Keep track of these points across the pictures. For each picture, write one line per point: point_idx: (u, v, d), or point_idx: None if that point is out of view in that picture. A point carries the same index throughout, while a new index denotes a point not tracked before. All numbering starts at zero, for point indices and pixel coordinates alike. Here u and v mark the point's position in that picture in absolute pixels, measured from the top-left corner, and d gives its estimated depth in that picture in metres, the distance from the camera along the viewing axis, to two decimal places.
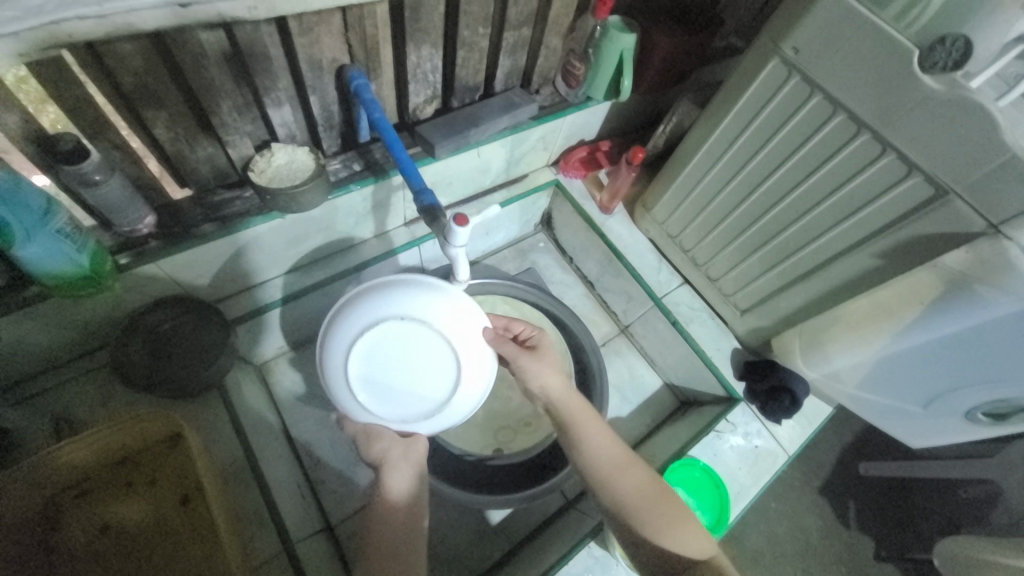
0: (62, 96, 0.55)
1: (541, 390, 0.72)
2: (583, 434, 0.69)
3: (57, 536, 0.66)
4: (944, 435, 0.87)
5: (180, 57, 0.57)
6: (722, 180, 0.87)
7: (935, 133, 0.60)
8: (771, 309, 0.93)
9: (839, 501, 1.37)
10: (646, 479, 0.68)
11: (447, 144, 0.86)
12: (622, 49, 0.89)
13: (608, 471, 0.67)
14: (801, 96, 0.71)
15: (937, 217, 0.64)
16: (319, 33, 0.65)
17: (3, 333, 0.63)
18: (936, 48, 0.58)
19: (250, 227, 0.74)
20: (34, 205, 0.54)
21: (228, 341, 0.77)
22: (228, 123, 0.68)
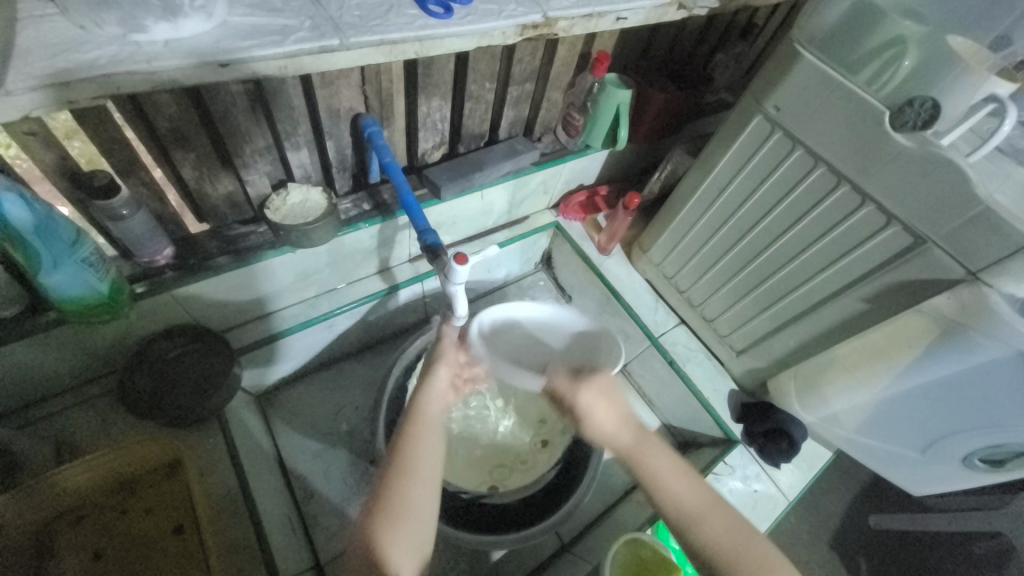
0: (100, 138, 0.60)
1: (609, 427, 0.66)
2: (660, 470, 0.62)
3: (48, 565, 0.65)
4: (945, 483, 0.86)
5: (212, 106, 0.63)
6: (715, 225, 0.91)
7: (911, 186, 0.64)
8: (766, 350, 0.94)
9: (845, 551, 1.32)
10: (733, 527, 0.57)
11: (452, 186, 0.91)
12: (618, 104, 0.95)
13: (696, 510, 0.59)
14: (784, 150, 0.76)
15: (918, 264, 0.67)
16: (338, 86, 0.71)
17: (17, 356, 0.65)
18: (906, 109, 0.63)
19: (263, 260, 0.78)
20: (65, 235, 0.58)
21: (232, 370, 0.79)
22: (249, 163, 0.73)
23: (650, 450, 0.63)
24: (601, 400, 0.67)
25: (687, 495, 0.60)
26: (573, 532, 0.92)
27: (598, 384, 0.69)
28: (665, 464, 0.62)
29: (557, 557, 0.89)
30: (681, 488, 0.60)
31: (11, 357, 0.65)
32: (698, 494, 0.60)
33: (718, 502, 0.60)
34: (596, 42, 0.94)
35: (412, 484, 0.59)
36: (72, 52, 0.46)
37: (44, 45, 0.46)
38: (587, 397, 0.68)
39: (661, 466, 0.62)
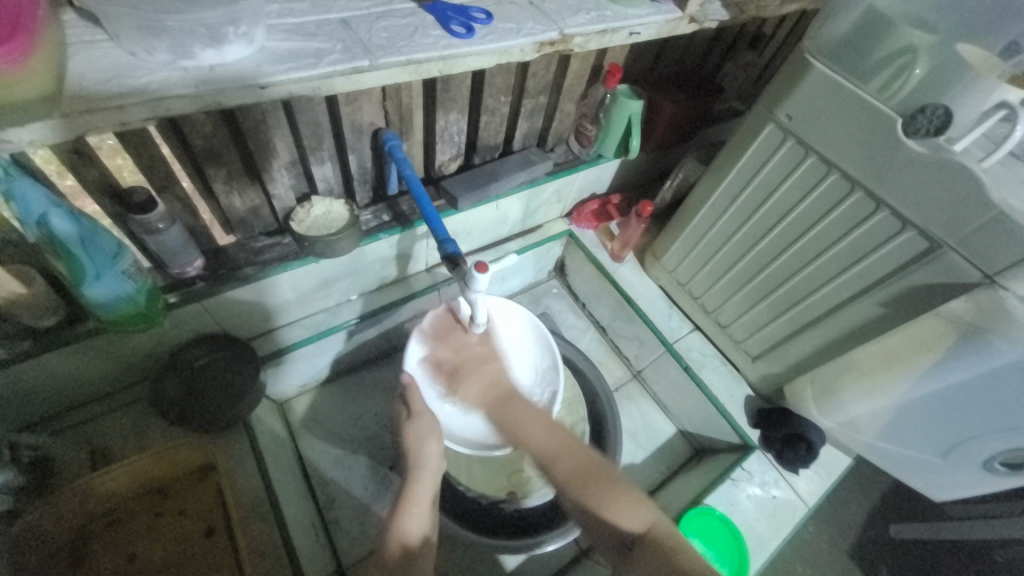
0: (140, 155, 0.63)
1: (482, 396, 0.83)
2: (521, 421, 0.78)
3: (85, 565, 0.68)
4: (968, 488, 0.86)
5: (244, 124, 0.66)
6: (728, 232, 0.92)
7: (925, 191, 0.65)
8: (782, 355, 0.94)
9: (864, 557, 1.30)
10: (585, 458, 0.73)
11: (469, 197, 0.93)
12: (631, 113, 0.97)
13: (550, 452, 0.74)
14: (797, 157, 0.77)
15: (934, 268, 0.68)
16: (361, 102, 0.74)
17: (56, 364, 0.69)
18: (918, 116, 0.65)
19: (288, 270, 0.80)
20: (107, 248, 0.61)
21: (257, 378, 0.81)
22: (276, 177, 0.76)
23: (513, 410, 0.80)
24: (477, 381, 0.84)
25: (545, 443, 0.75)
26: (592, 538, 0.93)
27: (476, 367, 0.85)
28: (525, 419, 0.78)
29: (577, 563, 0.90)
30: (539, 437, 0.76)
31: (52, 365, 0.68)
32: (557, 442, 0.75)
33: (569, 442, 0.75)
34: (608, 55, 0.96)
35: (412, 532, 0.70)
36: (123, 76, 0.49)
37: (96, 70, 0.49)
38: (466, 377, 0.85)
39: (522, 418, 0.79)
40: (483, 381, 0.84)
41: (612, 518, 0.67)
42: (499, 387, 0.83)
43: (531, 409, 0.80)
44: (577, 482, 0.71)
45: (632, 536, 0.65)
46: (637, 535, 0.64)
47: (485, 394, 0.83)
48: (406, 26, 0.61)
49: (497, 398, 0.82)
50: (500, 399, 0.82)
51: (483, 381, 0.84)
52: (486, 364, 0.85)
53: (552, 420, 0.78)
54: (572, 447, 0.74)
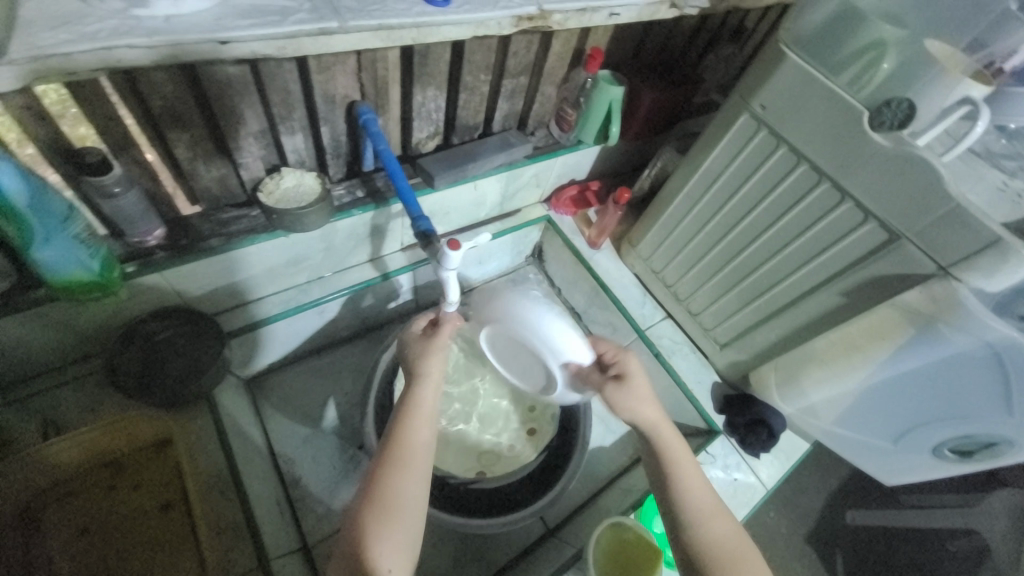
0: (94, 115, 0.60)
1: (641, 415, 0.70)
2: (683, 466, 0.66)
3: (36, 536, 0.66)
4: (918, 473, 0.90)
5: (208, 87, 0.63)
6: (701, 220, 0.93)
7: (887, 184, 0.67)
8: (748, 343, 0.97)
9: (818, 539, 1.37)
10: (738, 531, 0.62)
11: (446, 176, 0.92)
12: (611, 100, 0.97)
13: (695, 519, 0.62)
14: (768, 148, 0.78)
15: (892, 259, 0.70)
16: (334, 71, 0.72)
17: (6, 333, 0.66)
18: (884, 109, 0.66)
19: (256, 243, 0.78)
20: (57, 211, 0.58)
21: (221, 353, 0.78)
22: (243, 146, 0.73)
23: (683, 452, 0.68)
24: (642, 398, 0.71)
25: (702, 499, 0.64)
26: (558, 518, 0.94)
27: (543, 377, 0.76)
28: (692, 469, 0.66)
29: (542, 541, 0.90)
30: (695, 491, 0.64)
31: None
32: (709, 499, 0.64)
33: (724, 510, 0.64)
34: (590, 38, 0.95)
35: (407, 473, 0.60)
36: (73, 24, 0.47)
37: (46, 18, 0.47)
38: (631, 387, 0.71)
39: (687, 467, 0.66)
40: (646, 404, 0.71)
41: None
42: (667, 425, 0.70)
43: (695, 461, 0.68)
44: (727, 554, 0.59)
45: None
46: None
47: (652, 419, 0.70)
48: None
49: (660, 430, 0.69)
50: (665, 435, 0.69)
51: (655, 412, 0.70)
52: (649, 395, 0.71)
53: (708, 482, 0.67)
54: (718, 509, 0.63)
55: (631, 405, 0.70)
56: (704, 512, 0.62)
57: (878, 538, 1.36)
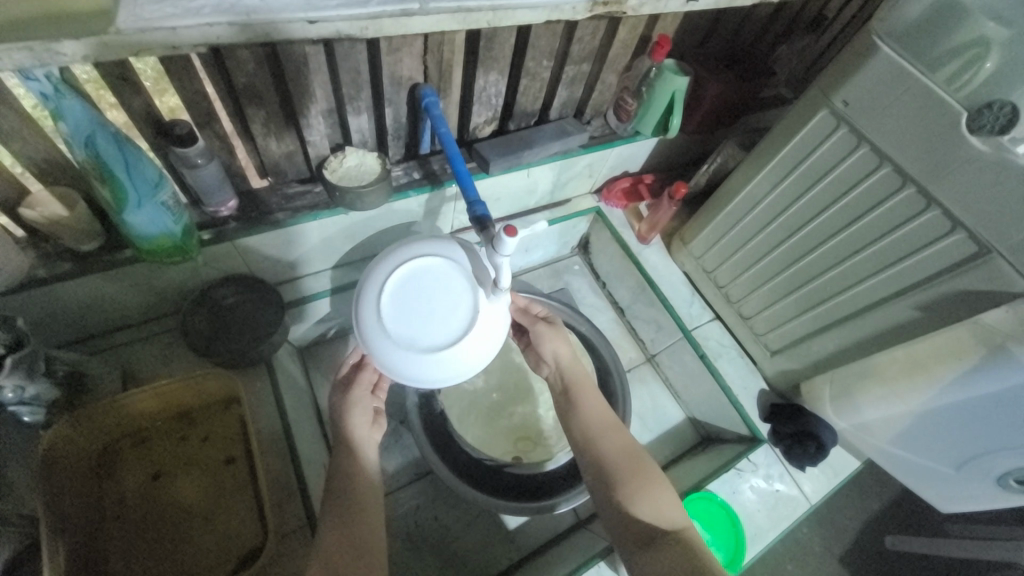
0: (183, 89, 0.63)
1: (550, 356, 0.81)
2: (585, 398, 0.77)
3: (110, 478, 0.72)
4: (978, 502, 0.84)
5: (286, 65, 0.66)
6: (763, 220, 0.89)
7: (981, 193, 0.62)
8: (803, 352, 0.93)
9: (855, 561, 1.31)
10: (634, 448, 0.73)
11: (501, 162, 0.92)
12: (674, 90, 0.94)
13: (593, 436, 0.73)
14: (847, 147, 0.73)
15: (978, 274, 0.65)
16: (403, 53, 0.73)
17: (97, 288, 0.71)
18: (984, 112, 0.60)
19: (318, 219, 0.81)
20: (149, 177, 0.62)
21: (280, 322, 0.83)
22: (312, 124, 0.76)
23: (584, 385, 0.78)
24: (556, 340, 0.81)
25: (599, 423, 0.75)
26: (590, 510, 0.95)
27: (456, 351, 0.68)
28: (592, 397, 0.77)
29: (573, 530, 0.92)
30: (594, 416, 0.75)
31: (89, 289, 0.71)
32: (607, 424, 0.75)
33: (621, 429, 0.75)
34: (658, 25, 0.92)
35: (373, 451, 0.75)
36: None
37: None
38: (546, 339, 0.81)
39: (588, 400, 0.77)
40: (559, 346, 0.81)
41: (635, 506, 0.66)
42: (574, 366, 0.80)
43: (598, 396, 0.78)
44: (617, 462, 0.71)
45: (654, 527, 0.64)
46: (664, 530, 0.63)
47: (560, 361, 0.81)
48: None
49: (568, 370, 0.80)
50: (573, 373, 0.80)
51: (569, 351, 0.81)
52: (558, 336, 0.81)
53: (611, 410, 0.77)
54: (611, 431, 0.74)
55: (548, 345, 0.80)
56: (603, 429, 0.74)
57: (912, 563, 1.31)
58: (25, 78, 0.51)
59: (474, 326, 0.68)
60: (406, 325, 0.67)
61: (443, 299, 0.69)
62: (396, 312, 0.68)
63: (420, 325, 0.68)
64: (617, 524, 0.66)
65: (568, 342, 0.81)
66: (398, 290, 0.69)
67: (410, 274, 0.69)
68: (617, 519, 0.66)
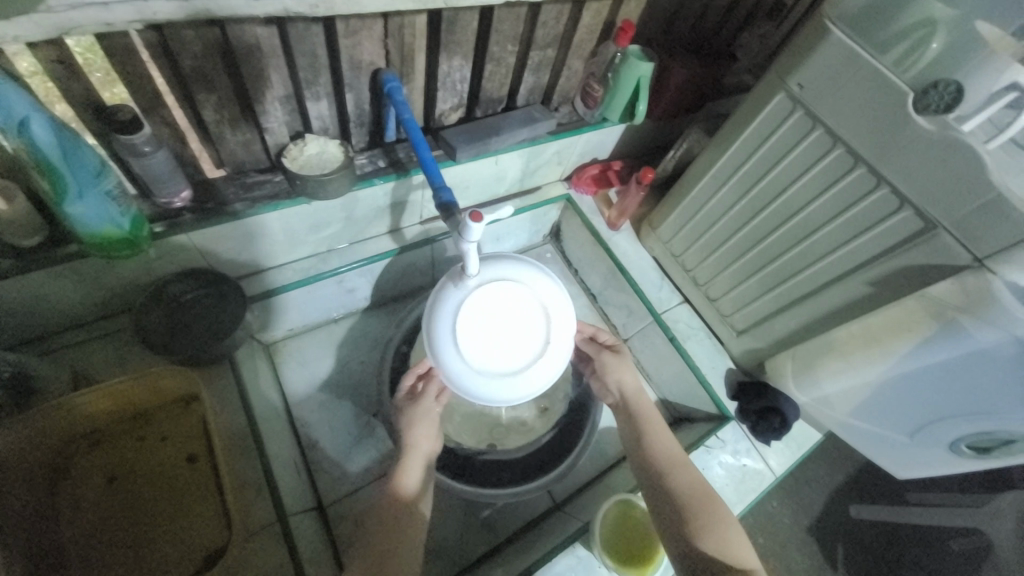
0: (125, 73, 0.60)
1: (623, 387, 0.84)
2: (656, 430, 0.79)
3: (65, 484, 0.69)
4: (930, 466, 0.89)
5: (237, 48, 0.63)
6: (727, 204, 0.91)
7: (926, 171, 0.64)
8: (766, 331, 0.96)
9: (819, 530, 1.37)
10: (701, 481, 0.74)
11: (468, 149, 0.91)
12: (639, 76, 0.94)
13: (666, 466, 0.75)
14: (803, 130, 0.75)
15: (925, 249, 0.68)
16: (361, 36, 0.71)
17: (41, 286, 0.68)
18: (930, 91, 0.63)
19: (278, 209, 0.78)
20: (89, 164, 0.60)
21: (243, 316, 0.80)
22: (269, 111, 0.73)
23: (654, 417, 0.81)
24: (625, 372, 0.84)
25: (666, 454, 0.76)
26: (565, 493, 0.96)
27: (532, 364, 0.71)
28: (660, 429, 0.79)
29: (548, 514, 0.93)
30: (664, 447, 0.77)
31: (31, 286, 0.67)
32: (676, 456, 0.76)
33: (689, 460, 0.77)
34: (622, 10, 0.92)
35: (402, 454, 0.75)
36: None
37: None
38: (615, 371, 0.84)
39: (657, 430, 0.79)
40: (629, 378, 0.84)
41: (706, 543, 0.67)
42: (642, 398, 0.83)
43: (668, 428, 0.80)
44: (687, 496, 0.72)
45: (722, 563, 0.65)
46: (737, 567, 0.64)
47: (630, 393, 0.83)
48: None
49: (637, 403, 0.82)
50: (643, 405, 0.82)
51: (634, 381, 0.84)
52: (629, 369, 0.84)
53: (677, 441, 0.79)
54: (680, 465, 0.75)
55: (616, 374, 0.84)
56: (672, 462, 0.75)
57: (878, 532, 1.37)
58: None
59: (547, 346, 0.72)
60: (484, 348, 0.70)
61: (518, 322, 0.72)
62: (479, 331, 0.70)
63: (496, 348, 0.70)
64: (685, 559, 0.67)
65: (637, 377, 0.84)
66: (476, 314, 0.70)
67: (485, 298, 0.71)
68: (686, 553, 0.67)
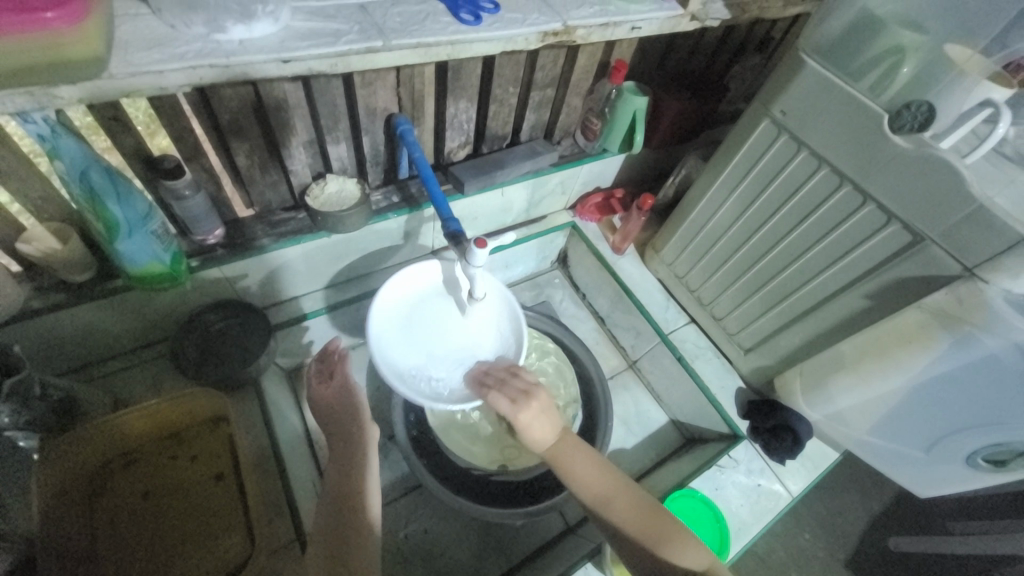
0: (171, 127, 0.69)
1: (535, 434, 0.74)
2: (574, 467, 0.72)
3: (101, 500, 0.74)
4: (951, 484, 0.87)
5: (267, 102, 0.71)
6: (724, 225, 0.95)
7: (909, 187, 0.67)
8: (773, 348, 0.97)
9: (857, 564, 1.31)
10: (642, 499, 0.71)
11: (475, 182, 0.97)
12: (635, 109, 1.00)
13: (602, 495, 0.70)
14: (789, 152, 0.80)
15: (916, 261, 0.70)
16: (376, 87, 0.79)
17: (89, 317, 0.75)
18: (903, 113, 0.67)
19: (301, 243, 0.85)
20: (139, 208, 0.67)
21: (267, 342, 0.85)
22: (294, 155, 0.81)
23: (568, 446, 0.74)
24: (539, 417, 0.74)
25: (595, 484, 0.71)
26: (578, 515, 0.96)
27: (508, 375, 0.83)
28: (580, 459, 0.73)
29: (563, 536, 0.93)
30: (589, 480, 0.71)
31: (82, 317, 0.74)
32: (603, 482, 0.72)
33: (623, 481, 0.73)
34: (615, 51, 0.99)
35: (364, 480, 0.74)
36: (164, 46, 0.56)
37: (142, 40, 0.56)
38: (521, 417, 0.73)
39: (576, 462, 0.72)
40: (539, 417, 0.73)
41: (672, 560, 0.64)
42: (556, 425, 0.75)
43: (583, 450, 0.75)
44: (634, 522, 0.68)
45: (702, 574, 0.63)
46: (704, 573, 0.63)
47: (542, 434, 0.74)
48: (419, 13, 0.67)
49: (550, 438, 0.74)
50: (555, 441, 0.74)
51: (550, 416, 0.74)
52: (547, 406, 0.75)
53: (601, 462, 0.74)
54: (654, 513, 0.69)
55: (528, 419, 0.73)
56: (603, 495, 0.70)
57: (931, 566, 1.29)
58: (24, 121, 0.56)
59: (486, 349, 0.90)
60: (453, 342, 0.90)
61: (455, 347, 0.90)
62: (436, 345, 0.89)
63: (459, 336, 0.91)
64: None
65: (549, 412, 0.74)
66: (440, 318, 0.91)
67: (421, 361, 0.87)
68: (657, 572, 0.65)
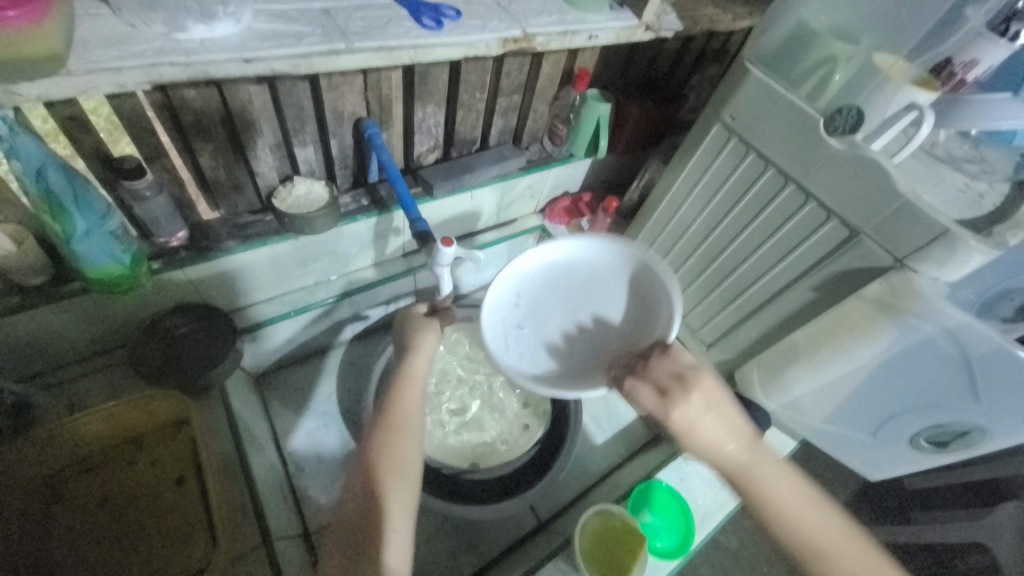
0: (131, 128, 0.68)
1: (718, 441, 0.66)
2: (779, 498, 0.64)
3: (57, 508, 0.73)
4: (898, 465, 0.92)
5: (232, 104, 0.72)
6: (685, 223, 0.99)
7: (845, 184, 0.72)
8: (733, 342, 1.01)
9: None
10: (866, 549, 0.61)
11: (444, 185, 0.99)
12: (599, 116, 1.04)
13: (832, 541, 0.61)
14: (740, 154, 0.85)
15: (853, 255, 0.75)
16: (343, 90, 0.80)
17: (45, 323, 0.73)
18: (836, 116, 0.73)
19: (268, 244, 0.85)
20: (97, 208, 0.67)
21: (231, 345, 0.84)
22: (260, 157, 0.81)
23: (766, 467, 0.65)
24: (707, 411, 0.65)
25: (816, 521, 0.62)
26: (549, 512, 0.98)
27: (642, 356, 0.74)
28: (783, 483, 0.65)
29: (534, 532, 0.94)
30: (802, 517, 0.62)
31: (37, 324, 0.72)
32: (821, 521, 0.63)
33: (842, 524, 0.63)
34: (578, 59, 1.03)
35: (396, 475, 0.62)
36: (124, 44, 0.57)
37: (102, 38, 0.57)
38: (689, 412, 0.64)
39: (777, 486, 0.64)
40: (715, 420, 0.66)
41: None
42: (736, 426, 0.67)
43: (784, 473, 0.66)
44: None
45: None
46: None
47: (727, 442, 0.66)
48: (382, 18, 0.69)
49: (737, 451, 0.66)
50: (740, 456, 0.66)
51: (726, 418, 0.66)
52: (721, 404, 0.66)
53: (806, 492, 0.65)
54: (842, 530, 0.62)
55: (695, 415, 0.65)
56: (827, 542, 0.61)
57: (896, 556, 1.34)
58: None
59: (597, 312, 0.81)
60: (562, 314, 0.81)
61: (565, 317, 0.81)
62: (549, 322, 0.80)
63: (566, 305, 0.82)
64: None
65: (722, 411, 0.66)
66: (547, 283, 0.83)
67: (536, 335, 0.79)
68: None
